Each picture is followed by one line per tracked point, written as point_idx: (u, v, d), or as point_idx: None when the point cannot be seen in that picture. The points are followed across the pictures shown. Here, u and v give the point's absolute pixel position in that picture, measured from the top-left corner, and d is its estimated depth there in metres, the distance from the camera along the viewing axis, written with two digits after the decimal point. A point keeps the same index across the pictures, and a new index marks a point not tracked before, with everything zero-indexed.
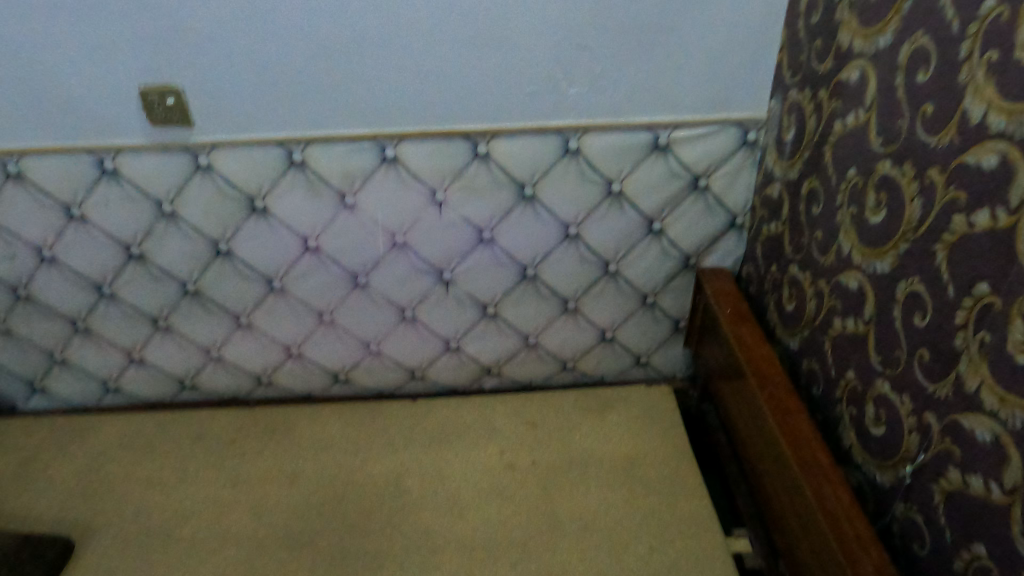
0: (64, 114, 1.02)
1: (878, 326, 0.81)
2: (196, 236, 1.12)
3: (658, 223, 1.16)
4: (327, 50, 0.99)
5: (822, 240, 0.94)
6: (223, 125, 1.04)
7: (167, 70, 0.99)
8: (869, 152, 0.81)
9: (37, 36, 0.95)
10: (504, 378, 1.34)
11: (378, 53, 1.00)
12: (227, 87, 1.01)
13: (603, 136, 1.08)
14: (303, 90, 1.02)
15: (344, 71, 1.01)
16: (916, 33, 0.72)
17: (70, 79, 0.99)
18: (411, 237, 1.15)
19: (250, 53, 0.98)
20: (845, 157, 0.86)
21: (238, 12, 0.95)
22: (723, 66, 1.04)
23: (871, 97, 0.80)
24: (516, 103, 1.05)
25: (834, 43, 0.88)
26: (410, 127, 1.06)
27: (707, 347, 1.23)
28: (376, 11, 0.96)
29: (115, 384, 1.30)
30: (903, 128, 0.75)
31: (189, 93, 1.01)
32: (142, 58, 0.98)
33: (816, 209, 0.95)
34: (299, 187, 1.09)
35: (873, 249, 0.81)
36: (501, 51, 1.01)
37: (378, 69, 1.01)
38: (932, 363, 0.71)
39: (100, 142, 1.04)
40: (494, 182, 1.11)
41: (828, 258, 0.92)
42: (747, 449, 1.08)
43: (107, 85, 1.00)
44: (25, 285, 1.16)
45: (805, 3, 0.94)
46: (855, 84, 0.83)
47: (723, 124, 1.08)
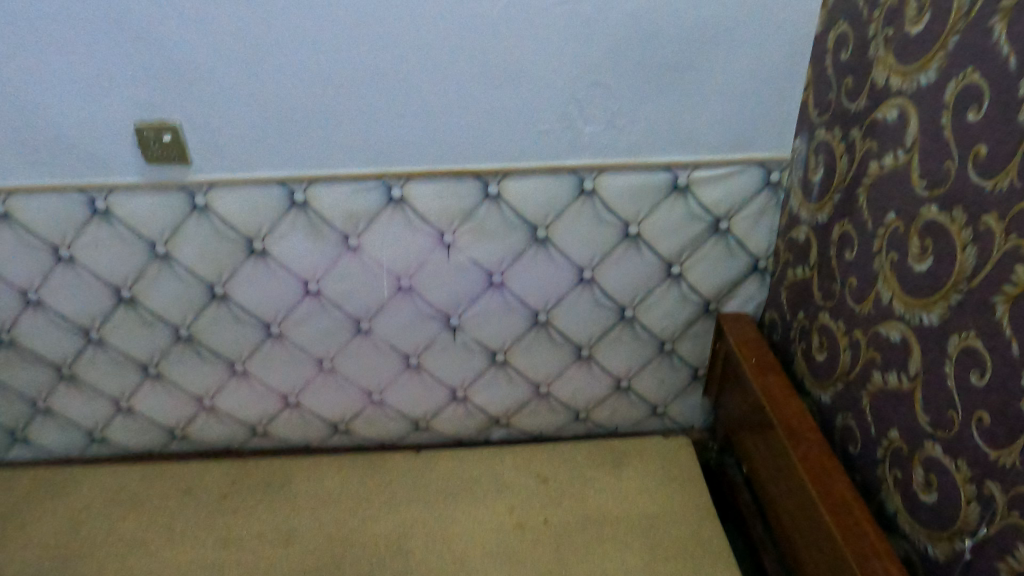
0: (54, 151, 0.97)
1: (926, 383, 0.75)
2: (191, 278, 1.07)
3: (677, 267, 1.10)
4: (332, 87, 0.95)
5: (856, 288, 0.88)
6: (221, 163, 0.99)
7: (165, 107, 0.95)
8: (911, 196, 0.76)
9: (29, 70, 0.91)
10: (513, 429, 1.27)
11: (386, 90, 0.95)
12: (228, 124, 0.97)
13: (620, 176, 1.03)
14: (306, 128, 0.97)
15: (349, 108, 0.96)
16: (964, 71, 0.67)
17: (64, 115, 0.94)
18: (417, 280, 1.09)
19: (252, 89, 0.94)
20: (882, 200, 0.81)
21: (241, 48, 0.91)
22: (746, 104, 1.00)
23: (911, 138, 0.76)
24: (529, 142, 1.01)
25: (867, 81, 0.83)
26: (418, 166, 1.01)
27: (728, 398, 1.16)
28: (384, 45, 0.92)
29: (101, 434, 1.23)
30: (951, 171, 0.69)
31: (187, 130, 0.97)
32: (139, 94, 0.93)
33: (849, 255, 0.89)
34: (301, 228, 1.04)
35: (918, 299, 0.75)
36: (515, 88, 0.96)
37: (386, 106, 0.97)
38: (994, 427, 0.65)
39: (92, 180, 0.99)
40: (506, 224, 1.06)
41: (864, 307, 0.86)
42: (777, 511, 1.00)
43: (101, 122, 0.95)
44: (8, 329, 1.10)
45: (833, 40, 0.90)
46: (892, 123, 0.79)
47: (745, 164, 1.04)
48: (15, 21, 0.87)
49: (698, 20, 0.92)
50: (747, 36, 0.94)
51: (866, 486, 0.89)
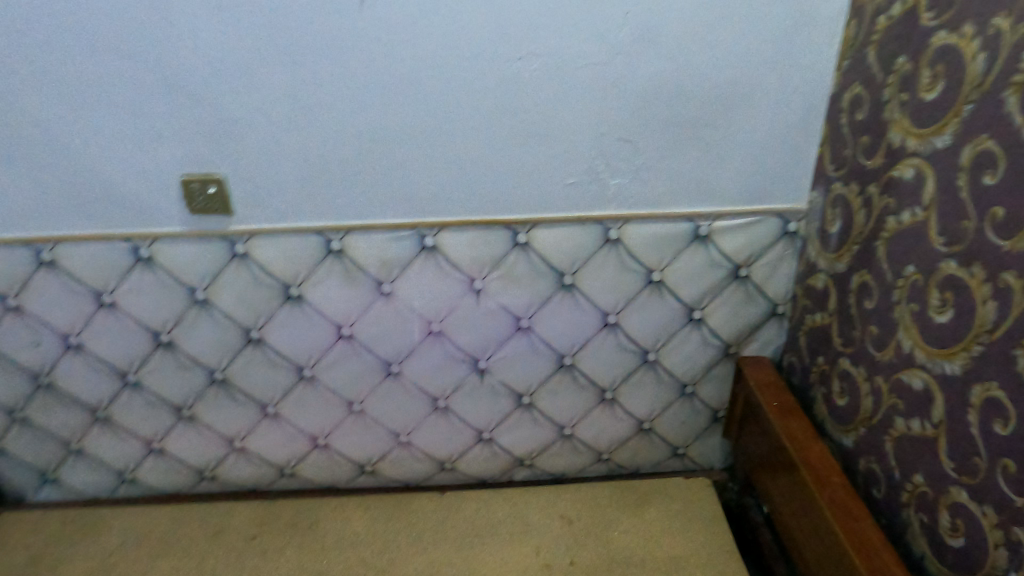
0: (103, 202, 1.01)
1: (950, 430, 0.78)
2: (228, 323, 1.10)
3: (698, 312, 1.14)
4: (371, 142, 0.99)
5: (877, 335, 0.91)
6: (263, 214, 1.03)
7: (211, 161, 0.99)
8: (930, 251, 0.80)
9: (84, 126, 0.95)
10: (536, 469, 1.29)
11: (423, 145, 1.00)
12: (270, 176, 1.01)
13: (644, 226, 1.08)
14: (345, 180, 1.02)
15: (387, 161, 1.01)
16: (979, 137, 0.72)
17: (114, 169, 0.99)
18: (447, 325, 1.12)
19: (295, 144, 0.99)
20: (901, 253, 0.85)
21: (287, 106, 0.96)
22: (765, 158, 1.04)
23: (928, 196, 0.80)
24: (557, 194, 1.05)
25: (883, 140, 0.88)
26: (450, 217, 1.05)
27: (748, 440, 1.19)
28: (423, 105, 0.97)
29: (131, 475, 1.24)
30: (969, 229, 0.74)
31: (231, 182, 1.01)
32: (188, 149, 0.98)
33: (869, 304, 0.93)
34: (336, 274, 1.08)
35: (940, 350, 0.79)
36: (545, 143, 1.01)
37: (422, 160, 1.01)
38: (1020, 475, 0.68)
39: (137, 230, 1.03)
40: (534, 271, 1.09)
41: (885, 355, 0.90)
42: (802, 553, 1.02)
43: (150, 175, 1.00)
44: (47, 372, 1.12)
45: (848, 100, 0.95)
46: (909, 181, 0.83)
47: (764, 215, 1.08)
48: (74, 82, 0.92)
49: (720, 81, 0.98)
50: (765, 97, 0.99)
51: (890, 529, 0.91)
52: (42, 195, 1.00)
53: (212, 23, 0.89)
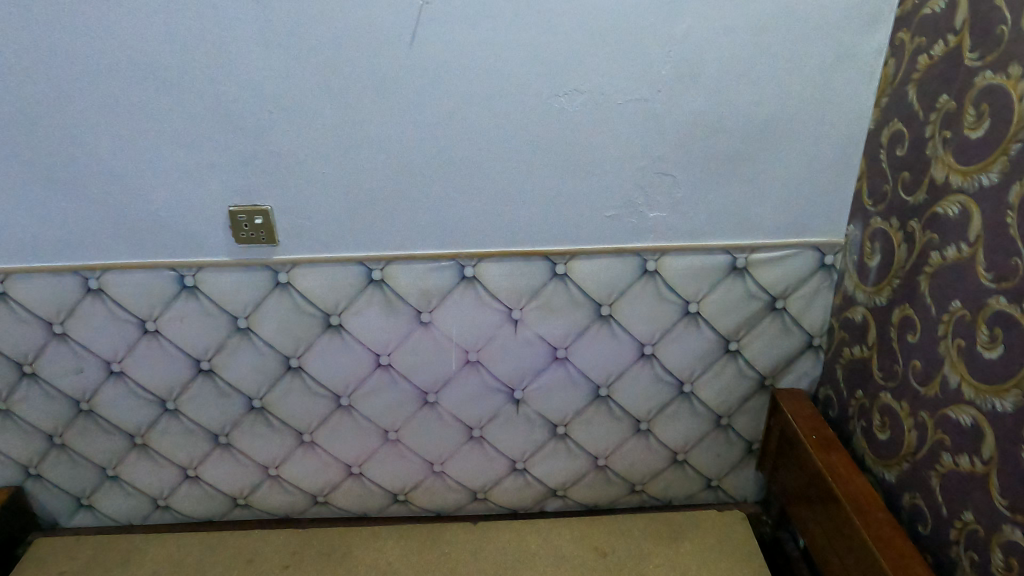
0: (151, 232, 1.03)
1: (1002, 468, 0.77)
2: (268, 351, 1.11)
3: (735, 343, 1.14)
4: (416, 175, 1.01)
5: (921, 370, 0.91)
6: (307, 244, 1.05)
7: (259, 192, 1.01)
8: (977, 287, 0.80)
9: (137, 158, 0.98)
10: (568, 501, 1.28)
11: (466, 178, 1.02)
12: (315, 207, 1.03)
13: (681, 257, 1.08)
14: (388, 211, 1.03)
15: (430, 193, 1.02)
16: None
17: (164, 199, 1.01)
18: (484, 355, 1.13)
19: (341, 176, 1.01)
20: (946, 289, 0.85)
21: (335, 139, 0.98)
22: (803, 193, 1.05)
23: (974, 232, 0.80)
24: (596, 226, 1.06)
25: (925, 177, 0.89)
26: (490, 248, 1.07)
27: (785, 473, 1.18)
28: (467, 138, 0.99)
29: (165, 502, 1.25)
30: (1019, 266, 0.74)
31: (277, 213, 1.03)
32: (236, 181, 1.00)
33: (911, 338, 0.93)
34: (376, 304, 1.09)
35: (990, 386, 0.79)
36: (585, 177, 1.03)
37: (464, 192, 1.03)
38: None
39: (183, 259, 1.05)
40: (571, 302, 1.10)
41: (931, 390, 0.89)
42: None
43: (198, 206, 1.02)
44: (88, 398, 1.14)
45: (887, 137, 0.97)
46: (954, 218, 0.84)
47: (801, 248, 1.09)
48: (131, 115, 0.95)
49: (759, 117, 0.99)
50: (804, 132, 1.01)
51: (937, 567, 0.90)
52: (92, 225, 1.02)
53: (266, 60, 0.92)
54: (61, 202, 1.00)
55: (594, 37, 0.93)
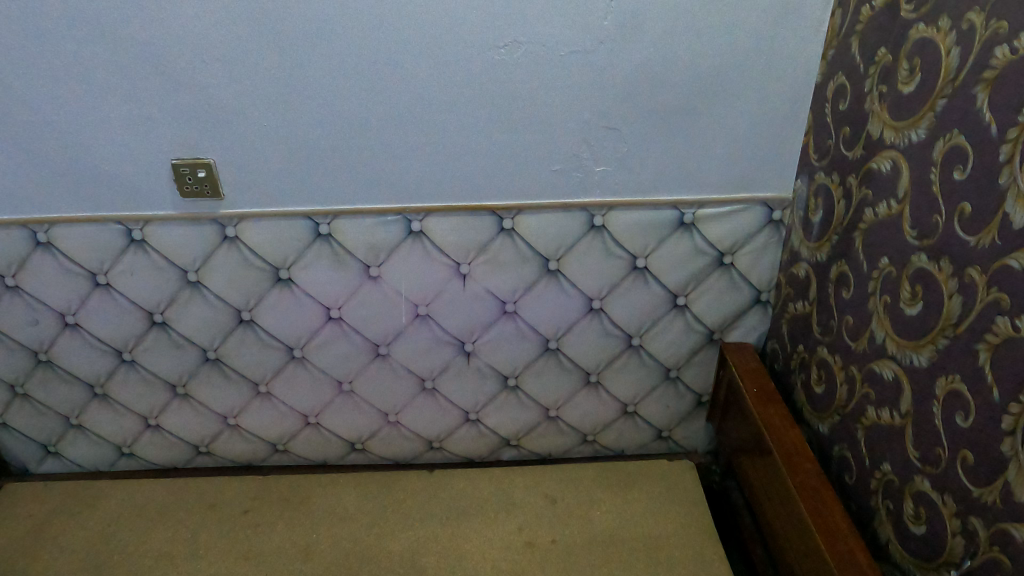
0: (95, 186, 1.03)
1: (916, 421, 0.79)
2: (220, 304, 1.12)
3: (682, 298, 1.15)
4: (358, 129, 1.00)
5: (853, 325, 0.92)
6: (251, 198, 1.05)
7: (200, 146, 1.00)
8: (903, 244, 0.81)
9: (74, 111, 0.97)
10: (523, 450, 1.32)
11: (409, 132, 1.01)
12: (258, 161, 1.02)
13: (628, 212, 1.08)
14: (332, 164, 1.03)
15: (373, 147, 1.02)
16: (951, 132, 0.72)
17: (105, 152, 1.00)
18: (434, 309, 1.14)
19: (283, 129, 1.00)
20: (877, 246, 0.86)
21: (273, 91, 0.96)
22: (750, 147, 1.04)
23: (903, 189, 0.80)
24: (542, 180, 1.06)
25: (863, 132, 0.88)
26: (436, 202, 1.07)
27: (730, 424, 1.20)
28: (409, 91, 0.97)
29: (129, 449, 1.28)
30: (939, 224, 0.74)
31: (220, 167, 1.02)
32: (176, 134, 0.99)
33: (846, 294, 0.94)
34: (324, 257, 1.09)
35: (908, 341, 0.80)
36: (530, 131, 1.02)
37: (408, 146, 1.02)
38: (976, 466, 0.70)
39: (130, 212, 1.05)
40: (519, 257, 1.11)
41: (860, 345, 0.91)
42: (775, 535, 1.04)
43: (140, 159, 1.01)
44: (46, 350, 1.16)
45: (832, 90, 0.95)
46: (886, 174, 0.83)
47: (748, 203, 1.09)
48: (63, 66, 0.93)
49: (705, 70, 0.98)
50: (751, 86, 0.99)
51: (860, 515, 0.93)
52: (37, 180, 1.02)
53: (198, 9, 0.90)
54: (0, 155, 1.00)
55: None
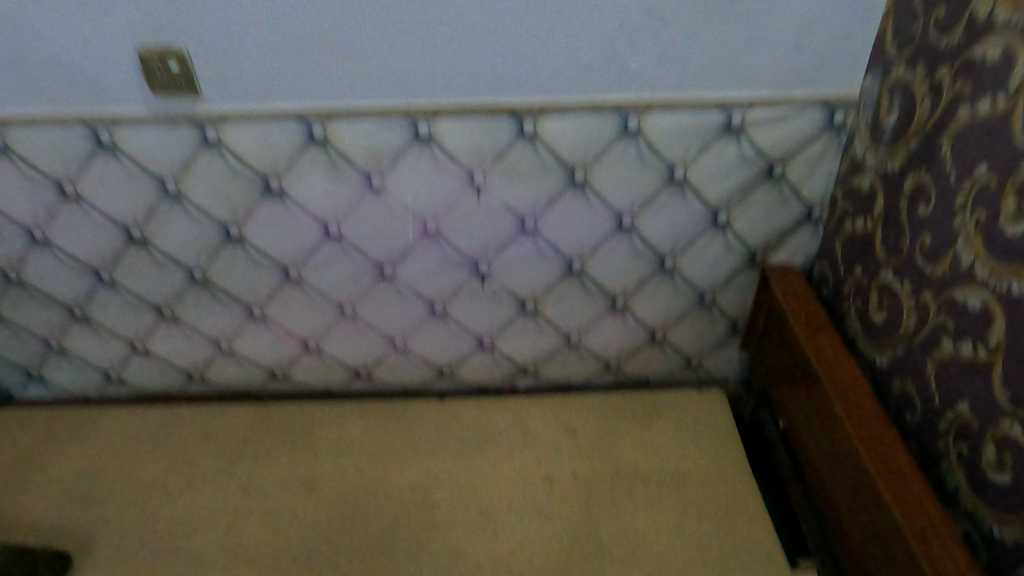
0: (52, 80, 0.88)
1: (1010, 358, 0.68)
2: (204, 219, 1.00)
3: (724, 215, 1.02)
4: (354, 10, 0.84)
5: (930, 246, 0.80)
6: (233, 96, 0.91)
7: (169, 31, 0.85)
8: (1010, 149, 0.67)
9: None
10: (540, 377, 1.22)
11: (414, 15, 0.85)
12: (239, 50, 0.87)
13: (668, 115, 0.94)
14: (325, 54, 0.88)
15: (373, 33, 0.86)
16: None
17: (59, 39, 0.85)
18: (444, 225, 1.02)
19: (265, 10, 0.84)
20: (972, 151, 0.72)
21: None
22: (816, 36, 0.89)
23: (1017, 80, 0.66)
24: (570, 76, 0.90)
25: (965, 12, 0.73)
26: (447, 101, 0.92)
27: (769, 353, 1.10)
28: None
29: (118, 374, 1.19)
30: None
31: (194, 58, 0.87)
32: (140, 16, 0.84)
33: (923, 209, 0.81)
34: (320, 166, 0.96)
35: (1009, 265, 0.68)
36: (558, 15, 0.86)
37: (414, 33, 0.86)
38: None
39: (94, 112, 0.91)
40: (541, 166, 0.97)
41: (937, 269, 0.79)
42: (819, 475, 0.95)
43: (101, 48, 0.86)
44: (16, 269, 1.04)
45: None
46: (994, 62, 0.69)
47: (807, 104, 0.94)
48: None
49: None
50: None
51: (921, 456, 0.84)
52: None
53: None
54: None
55: None
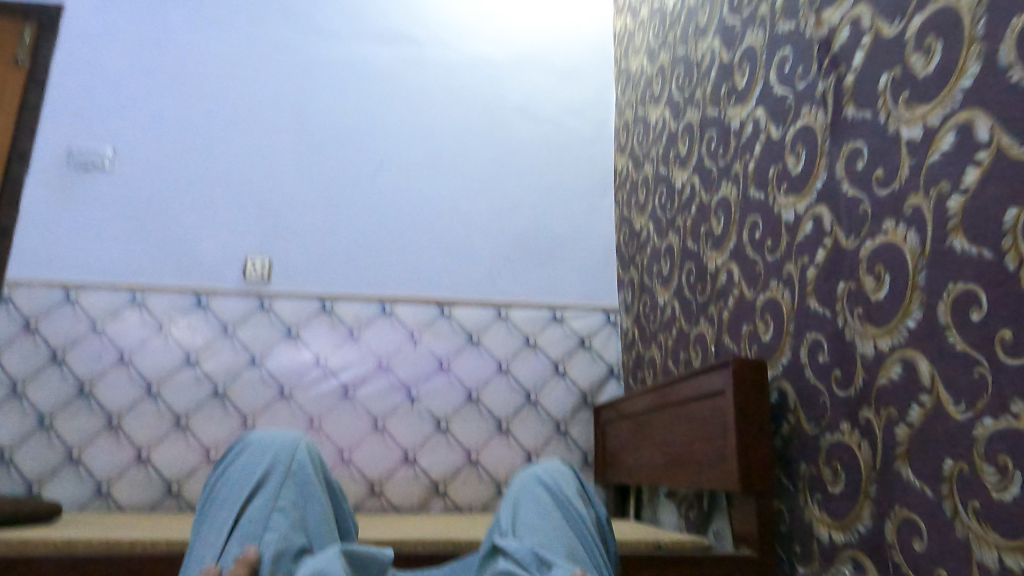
0: (173, 268, 1.63)
1: (678, 301, 1.39)
2: (242, 350, 1.59)
3: (562, 366, 1.69)
4: (360, 197, 1.77)
5: (654, 335, 1.51)
6: (294, 260, 1.68)
7: (261, 205, 1.71)
8: (657, 217, 1.54)
9: (197, 186, 1.70)
10: (450, 501, 1.56)
11: (385, 208, 1.77)
12: (291, 214, 1.72)
13: (522, 311, 1.73)
14: (339, 219, 1.73)
15: (367, 209, 1.76)
16: (652, 178, 1.60)
17: (190, 222, 1.67)
18: (392, 362, 1.63)
19: (317, 193, 1.75)
20: (652, 253, 1.56)
21: (321, 175, 1.77)
22: (585, 273, 1.80)
23: (646, 205, 1.62)
24: (469, 249, 1.77)
25: (628, 216, 1.76)
26: (398, 274, 1.72)
27: (609, 470, 1.54)
28: (392, 195, 1.78)
29: (108, 488, 1.47)
30: (653, 213, 1.57)
31: (266, 229, 1.70)
32: (251, 191, 1.72)
33: (648, 323, 1.55)
34: (324, 324, 1.64)
35: (680, 261, 1.39)
36: (455, 225, 1.78)
37: (384, 218, 1.76)
38: (689, 270, 1.33)
39: (191, 276, 1.63)
40: (452, 332, 1.68)
41: (660, 338, 1.48)
42: (660, 466, 1.25)
43: (218, 226, 1.68)
44: (92, 382, 1.52)
45: (621, 203, 1.84)
46: (641, 201, 1.66)
47: (592, 309, 1.76)
48: (190, 180, 1.70)
49: (551, 223, 1.83)
50: (575, 247, 1.82)
51: (780, 448, 0.99)
52: (131, 196, 1.67)
53: (279, 138, 1.78)
54: (116, 237, 1.63)
55: (450, 146, 1.86)
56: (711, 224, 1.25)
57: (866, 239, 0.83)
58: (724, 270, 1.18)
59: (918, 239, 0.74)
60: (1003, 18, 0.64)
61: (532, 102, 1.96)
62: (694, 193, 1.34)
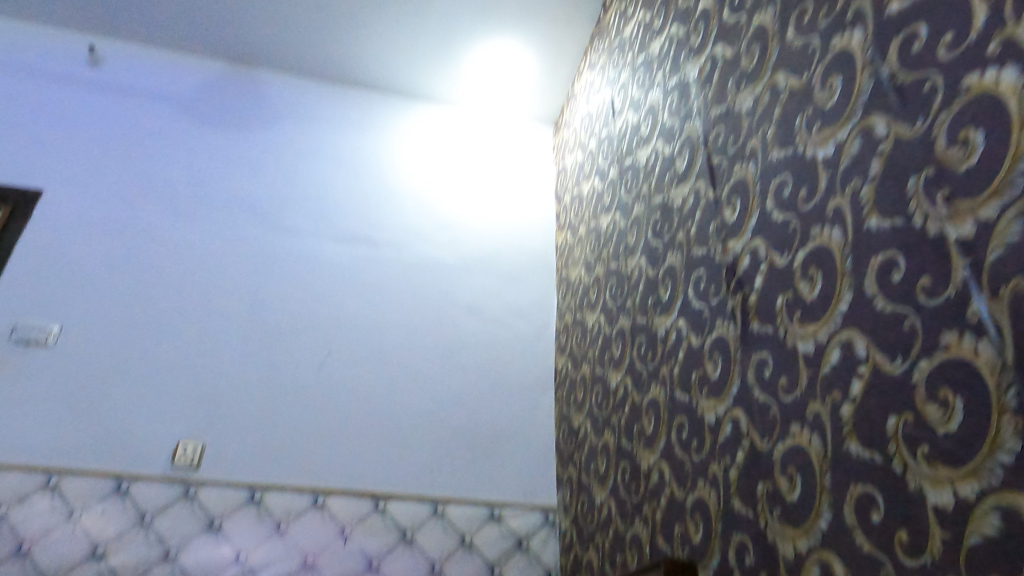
0: (95, 451, 1.57)
1: (614, 501, 1.39)
2: (155, 541, 1.48)
3: (497, 569, 1.62)
4: (301, 386, 1.78)
5: (592, 536, 1.49)
6: (227, 447, 1.65)
7: (198, 393, 1.71)
8: (594, 414, 1.60)
9: (134, 369, 1.70)
10: None
11: (324, 396, 1.78)
12: (228, 399, 1.72)
13: (458, 507, 1.69)
14: (274, 407, 1.73)
15: (306, 400, 1.76)
16: (588, 378, 1.69)
17: (120, 406, 1.64)
18: (318, 560, 1.54)
19: (258, 380, 1.76)
20: (590, 449, 1.59)
21: (262, 363, 1.79)
22: (524, 471, 1.80)
23: (584, 403, 1.68)
24: (408, 441, 1.77)
25: (567, 413, 1.81)
26: (333, 466, 1.68)
27: None
28: (334, 384, 1.81)
29: None
30: (591, 410, 1.63)
31: (201, 414, 1.68)
32: (189, 376, 1.73)
33: (586, 523, 1.54)
34: (249, 516, 1.56)
35: (614, 458, 1.43)
36: (394, 418, 1.80)
37: (322, 408, 1.76)
38: (624, 468, 1.36)
39: (113, 461, 1.57)
40: (384, 528, 1.61)
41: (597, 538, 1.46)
42: None
43: (150, 411, 1.65)
44: None
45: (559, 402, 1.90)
46: (579, 399, 1.73)
47: (530, 507, 1.74)
48: (128, 363, 1.71)
49: (492, 418, 1.87)
50: (513, 442, 1.84)
51: None
52: (62, 381, 1.65)
53: (226, 325, 1.83)
54: (38, 418, 1.58)
55: (394, 339, 1.93)
56: (642, 423, 1.31)
57: (778, 442, 0.89)
58: (656, 468, 1.22)
59: (821, 442, 0.81)
60: (866, 256, 0.79)
61: (479, 308, 2.07)
62: (626, 392, 1.41)
